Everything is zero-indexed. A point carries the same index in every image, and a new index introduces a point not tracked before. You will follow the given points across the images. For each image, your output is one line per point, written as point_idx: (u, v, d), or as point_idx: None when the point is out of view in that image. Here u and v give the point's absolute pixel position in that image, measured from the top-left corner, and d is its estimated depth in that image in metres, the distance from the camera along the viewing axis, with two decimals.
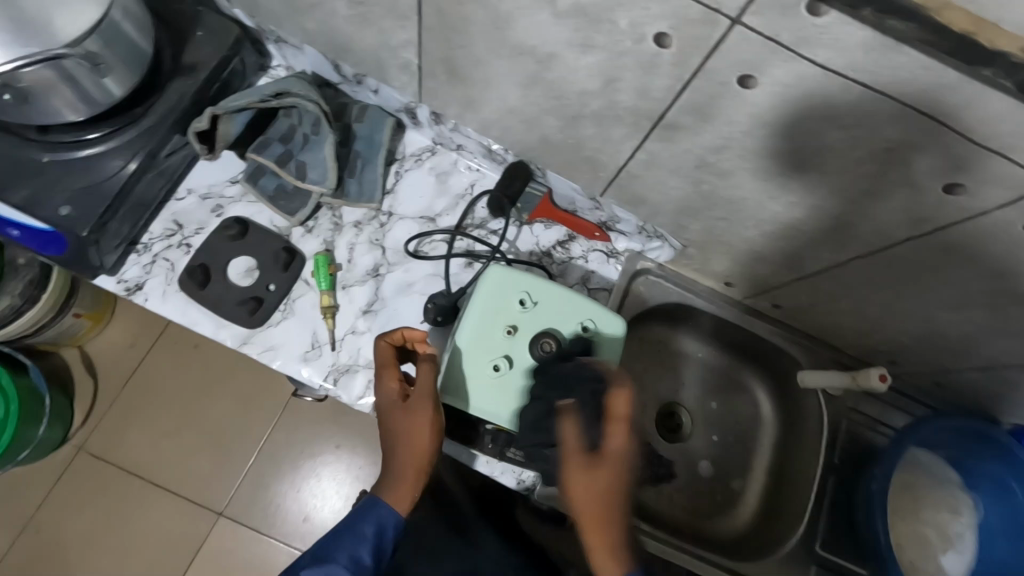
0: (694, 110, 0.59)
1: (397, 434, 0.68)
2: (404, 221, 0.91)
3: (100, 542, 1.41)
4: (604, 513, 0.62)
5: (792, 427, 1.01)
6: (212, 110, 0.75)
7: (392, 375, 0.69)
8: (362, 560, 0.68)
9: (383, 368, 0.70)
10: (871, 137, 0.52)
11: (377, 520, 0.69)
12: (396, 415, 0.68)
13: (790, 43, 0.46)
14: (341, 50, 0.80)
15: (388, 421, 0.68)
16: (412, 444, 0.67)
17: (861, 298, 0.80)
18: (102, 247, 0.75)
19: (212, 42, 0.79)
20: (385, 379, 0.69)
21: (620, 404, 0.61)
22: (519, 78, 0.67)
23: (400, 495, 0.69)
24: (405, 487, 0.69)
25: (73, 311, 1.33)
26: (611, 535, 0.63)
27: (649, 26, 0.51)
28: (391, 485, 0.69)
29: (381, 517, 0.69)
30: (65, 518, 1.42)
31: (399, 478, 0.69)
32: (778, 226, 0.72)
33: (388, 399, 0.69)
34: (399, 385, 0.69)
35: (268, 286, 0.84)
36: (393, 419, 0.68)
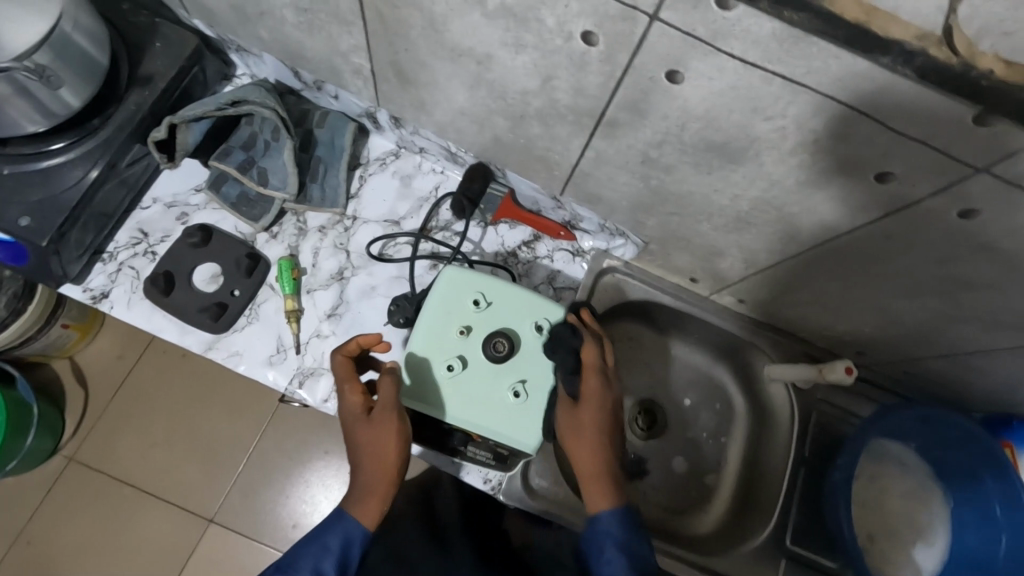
0: (630, 106, 0.60)
1: (362, 445, 0.67)
2: (368, 224, 0.91)
3: (91, 551, 1.42)
4: (595, 456, 0.69)
5: (763, 421, 1.01)
6: (169, 121, 0.77)
7: (353, 387, 0.69)
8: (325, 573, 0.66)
9: (343, 382, 0.70)
10: (798, 127, 0.53)
11: (344, 534, 0.66)
12: (360, 425, 0.67)
13: (706, 37, 0.47)
14: (297, 56, 0.82)
15: (354, 434, 0.68)
16: (376, 453, 0.66)
17: (818, 289, 0.80)
18: (63, 257, 0.77)
19: (171, 52, 0.81)
20: (347, 393, 0.69)
21: (592, 351, 0.72)
22: (464, 80, 0.69)
23: (367, 509, 0.67)
24: (372, 500, 0.67)
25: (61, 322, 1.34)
26: (601, 474, 0.69)
27: (574, 25, 0.52)
28: (358, 500, 0.67)
29: (346, 530, 0.67)
30: (56, 527, 1.43)
31: (366, 491, 0.67)
32: (729, 220, 0.73)
33: (351, 411, 0.68)
34: (362, 397, 0.69)
35: (232, 291, 0.85)
36: (359, 431, 0.67)
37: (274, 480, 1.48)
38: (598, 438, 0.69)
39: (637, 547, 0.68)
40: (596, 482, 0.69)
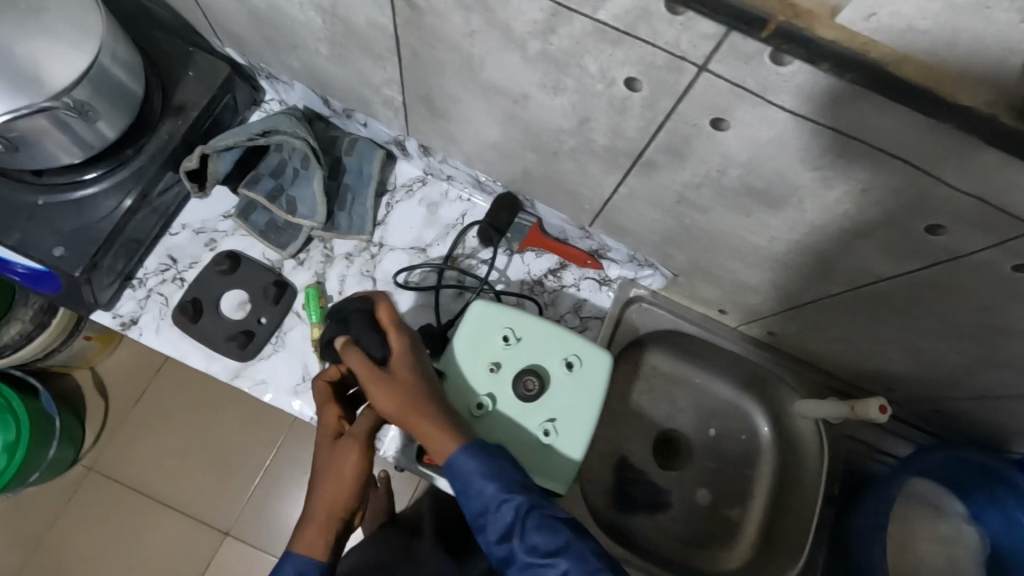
0: (669, 149, 0.59)
1: (321, 473, 0.65)
2: (394, 252, 0.91)
3: (108, 562, 1.43)
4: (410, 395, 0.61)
5: (790, 455, 0.99)
6: (201, 150, 0.77)
7: (329, 409, 0.70)
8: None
9: (321, 406, 0.71)
10: (847, 177, 0.51)
11: (294, 567, 0.63)
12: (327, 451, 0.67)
13: (756, 89, 0.46)
14: (327, 85, 0.81)
15: (317, 459, 0.67)
16: (332, 481, 0.65)
17: (853, 328, 0.78)
18: (95, 286, 0.77)
19: (203, 81, 0.81)
20: (325, 418, 0.70)
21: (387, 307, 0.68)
22: (497, 116, 0.68)
23: (310, 542, 0.64)
24: (315, 533, 0.64)
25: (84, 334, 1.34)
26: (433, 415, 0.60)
27: (618, 71, 0.51)
28: (303, 532, 0.64)
29: (294, 563, 0.63)
30: (75, 538, 1.44)
31: (314, 522, 0.64)
32: (762, 259, 0.71)
33: (323, 436, 0.68)
34: (336, 420, 0.69)
35: (259, 319, 0.85)
36: (322, 458, 0.66)
37: (288, 494, 1.48)
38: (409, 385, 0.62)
39: (507, 471, 0.59)
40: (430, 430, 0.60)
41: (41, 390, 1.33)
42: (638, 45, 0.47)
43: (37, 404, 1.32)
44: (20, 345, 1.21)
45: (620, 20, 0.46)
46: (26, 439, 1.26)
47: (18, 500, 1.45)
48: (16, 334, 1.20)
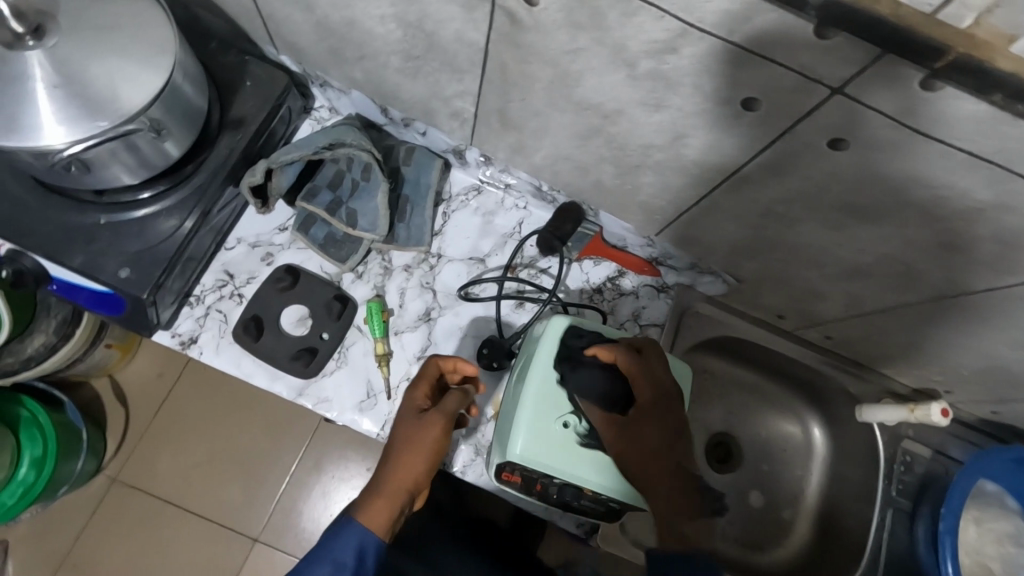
0: (770, 166, 0.58)
1: (406, 445, 0.65)
2: (453, 263, 0.90)
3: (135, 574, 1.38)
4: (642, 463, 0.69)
5: (843, 456, 1.00)
6: (266, 165, 0.76)
7: (418, 388, 0.70)
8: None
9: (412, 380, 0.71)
10: (964, 198, 0.50)
11: (357, 542, 0.62)
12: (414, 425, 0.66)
13: (890, 113, 0.45)
14: (389, 95, 0.79)
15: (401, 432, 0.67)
16: (419, 456, 0.65)
17: (924, 336, 0.78)
18: (159, 305, 0.74)
19: (261, 92, 0.78)
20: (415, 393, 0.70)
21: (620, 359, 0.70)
22: (580, 130, 0.67)
23: (378, 511, 0.63)
24: (386, 506, 0.63)
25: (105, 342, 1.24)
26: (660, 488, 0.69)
27: (736, 91, 0.50)
28: (373, 500, 0.64)
29: (360, 540, 0.62)
30: (101, 550, 1.39)
31: (385, 491, 0.64)
32: (843, 271, 0.71)
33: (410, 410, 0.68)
34: (422, 399, 0.70)
35: (322, 335, 0.84)
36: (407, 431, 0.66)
37: (315, 498, 1.45)
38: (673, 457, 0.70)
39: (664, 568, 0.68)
40: (670, 500, 0.69)
41: (65, 401, 1.27)
42: (769, 68, 0.46)
43: (62, 416, 1.26)
44: (44, 358, 1.10)
45: (755, 43, 0.44)
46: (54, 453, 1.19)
47: (39, 517, 1.39)
48: (39, 346, 1.10)
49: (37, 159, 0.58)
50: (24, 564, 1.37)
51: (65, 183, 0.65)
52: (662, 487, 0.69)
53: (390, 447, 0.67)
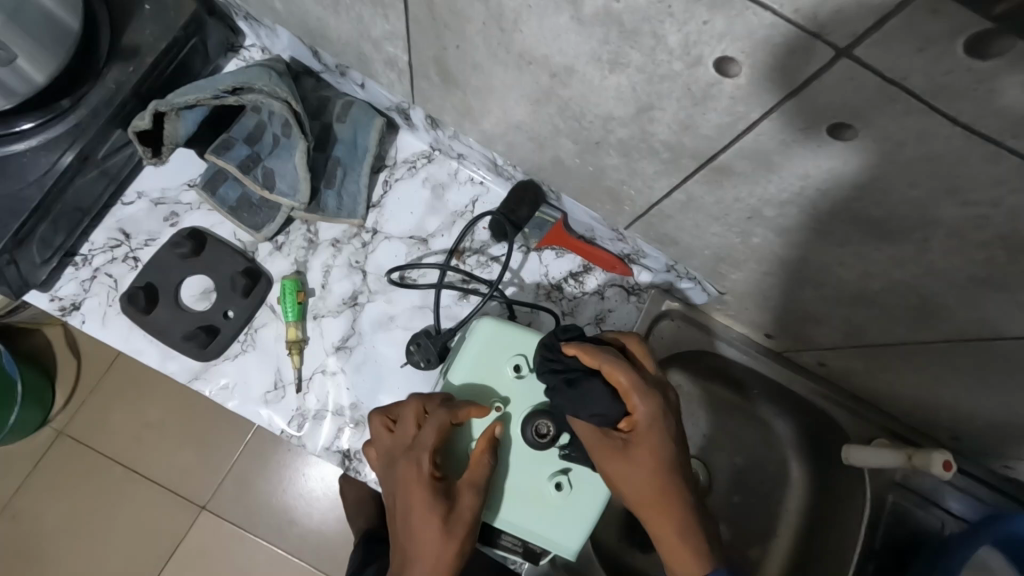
0: (755, 155, 0.44)
1: (434, 549, 0.53)
2: (391, 241, 0.77)
3: (76, 537, 1.27)
4: (647, 496, 0.54)
5: (826, 496, 0.88)
6: (154, 107, 0.62)
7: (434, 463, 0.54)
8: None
9: (423, 451, 0.54)
10: (1009, 219, 0.37)
11: None
12: (442, 520, 0.53)
13: (920, 90, 0.31)
14: (317, 35, 0.66)
15: (424, 530, 0.53)
16: (452, 554, 0.53)
17: (934, 378, 0.65)
18: (23, 264, 0.63)
19: (162, 19, 0.65)
20: (422, 473, 0.54)
21: (621, 368, 0.53)
22: (529, 92, 0.53)
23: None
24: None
25: None
26: (666, 523, 0.54)
27: (709, 48, 0.37)
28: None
29: None
30: (40, 506, 1.28)
31: None
32: (842, 294, 0.57)
33: (431, 498, 0.53)
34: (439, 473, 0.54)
35: (225, 313, 0.72)
36: (433, 530, 0.53)
37: (271, 470, 1.30)
38: (662, 485, 0.54)
39: None
40: (684, 533, 0.54)
41: (3, 351, 1.13)
42: (754, 14, 0.32)
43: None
44: None
45: None
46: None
47: None
48: None
49: None
50: None
51: None
52: (682, 519, 0.54)
53: (410, 548, 0.54)
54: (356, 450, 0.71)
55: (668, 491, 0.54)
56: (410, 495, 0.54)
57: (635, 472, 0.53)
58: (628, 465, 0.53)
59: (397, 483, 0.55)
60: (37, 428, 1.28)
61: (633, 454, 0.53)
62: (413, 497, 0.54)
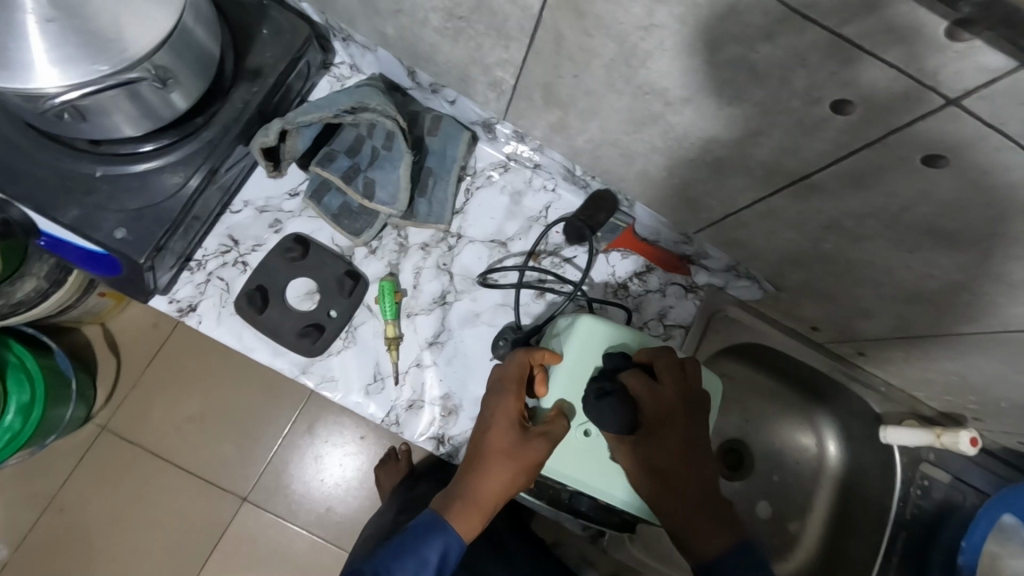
0: (847, 177, 0.52)
1: (494, 459, 0.60)
2: (474, 244, 0.84)
3: (123, 528, 1.26)
4: (663, 480, 0.62)
5: (858, 474, 0.97)
6: (281, 125, 0.70)
7: (519, 394, 0.64)
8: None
9: (511, 383, 0.64)
10: None
11: (443, 544, 0.59)
12: (509, 441, 0.61)
13: (1015, 132, 0.39)
14: (419, 57, 0.72)
15: (492, 442, 0.62)
16: (507, 473, 0.60)
17: (972, 365, 0.73)
18: (158, 270, 0.70)
19: (279, 43, 0.71)
20: (508, 397, 0.63)
21: (638, 381, 0.63)
22: (634, 115, 0.60)
23: (467, 525, 0.60)
24: (474, 516, 0.60)
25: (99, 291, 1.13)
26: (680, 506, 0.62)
27: (830, 91, 0.44)
28: (457, 512, 0.60)
29: (445, 543, 0.59)
30: (87, 501, 1.26)
31: (475, 502, 0.60)
32: (899, 292, 0.66)
33: (507, 420, 0.62)
34: (519, 406, 0.64)
35: (329, 312, 0.78)
36: (500, 443, 0.61)
37: (304, 459, 1.30)
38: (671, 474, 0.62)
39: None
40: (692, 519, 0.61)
41: (55, 347, 1.15)
42: (880, 70, 0.40)
43: (49, 362, 1.14)
44: (34, 305, 1.01)
45: (871, 39, 0.38)
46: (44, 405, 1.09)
47: (25, 461, 1.26)
48: (29, 292, 1.01)
49: (26, 102, 0.52)
50: (9, 503, 1.25)
51: (57, 129, 0.58)
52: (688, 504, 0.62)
53: (475, 457, 0.62)
54: (450, 435, 0.78)
55: (693, 479, 0.62)
56: (493, 412, 0.64)
57: (648, 459, 0.62)
58: (658, 448, 0.62)
59: (484, 406, 0.65)
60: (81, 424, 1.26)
61: (666, 440, 0.62)
62: (495, 415, 0.63)
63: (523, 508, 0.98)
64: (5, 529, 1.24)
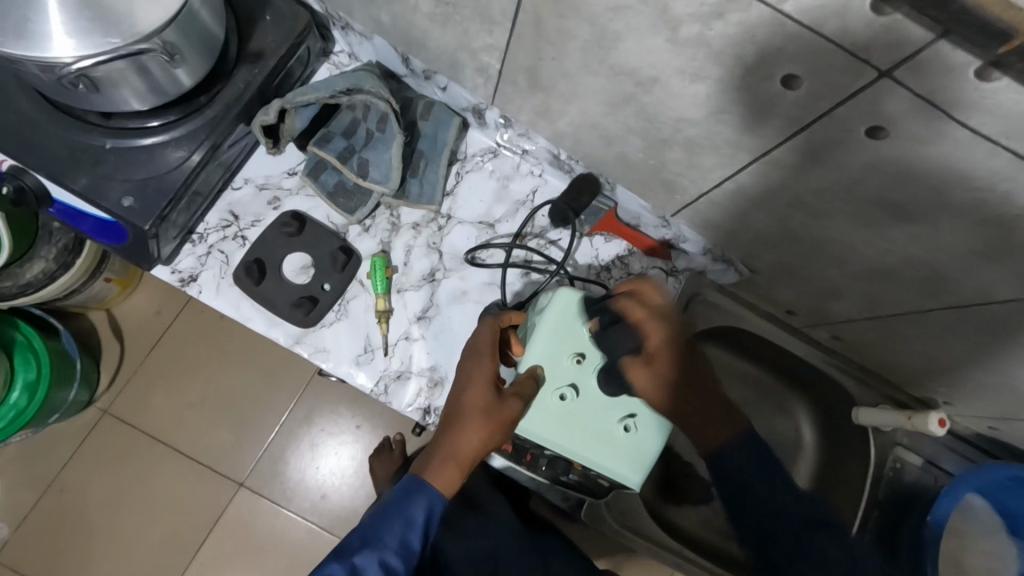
0: (804, 152, 0.56)
1: (471, 419, 0.66)
2: (462, 225, 0.88)
3: (123, 508, 1.29)
4: (678, 394, 0.67)
5: (833, 457, 1.00)
6: (280, 104, 0.74)
7: (493, 360, 0.69)
8: (410, 547, 0.65)
9: (484, 351, 0.70)
10: (1004, 202, 0.49)
11: (426, 501, 0.66)
12: (485, 402, 0.67)
13: (942, 103, 0.43)
14: (413, 44, 0.76)
15: (469, 403, 0.67)
16: (483, 432, 0.66)
17: (936, 345, 0.76)
18: (161, 239, 0.74)
19: (281, 28, 0.76)
20: (483, 362, 0.69)
21: (636, 306, 0.67)
22: (610, 97, 0.65)
23: (449, 481, 0.67)
24: (455, 472, 0.67)
25: (104, 275, 1.17)
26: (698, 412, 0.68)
27: (779, 67, 0.48)
28: (439, 469, 0.67)
29: (429, 501, 0.66)
30: (89, 480, 1.29)
31: (453, 462, 0.66)
32: (862, 269, 0.69)
33: (483, 382, 0.68)
34: (492, 372, 0.69)
35: (322, 285, 0.83)
36: (476, 404, 0.67)
37: (301, 444, 1.34)
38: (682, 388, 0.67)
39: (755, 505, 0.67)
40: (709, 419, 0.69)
41: (62, 330, 1.19)
42: (820, 44, 0.44)
43: (57, 344, 1.18)
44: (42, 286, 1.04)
45: (809, 15, 0.42)
46: (48, 383, 1.12)
47: (28, 440, 1.29)
48: (38, 274, 1.04)
49: (44, 70, 0.56)
50: (11, 484, 1.28)
51: (71, 100, 0.63)
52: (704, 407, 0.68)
53: (454, 418, 0.68)
54: (436, 405, 0.82)
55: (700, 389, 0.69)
56: (468, 378, 0.69)
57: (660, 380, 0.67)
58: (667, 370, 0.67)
59: (460, 372, 0.71)
60: (82, 408, 1.30)
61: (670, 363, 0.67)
62: (472, 378, 0.69)
63: (508, 484, 1.02)
64: (6, 508, 1.27)
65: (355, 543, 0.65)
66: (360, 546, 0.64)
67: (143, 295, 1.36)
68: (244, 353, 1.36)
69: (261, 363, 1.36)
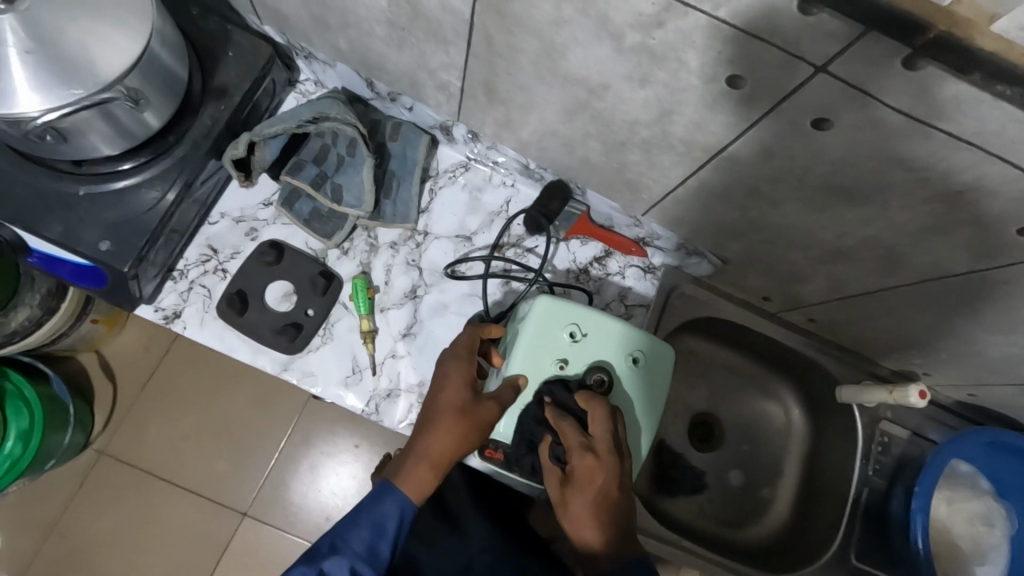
0: (756, 145, 0.58)
1: (446, 419, 0.67)
2: (440, 240, 0.89)
3: (125, 550, 1.28)
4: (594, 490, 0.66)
5: (823, 436, 1.02)
6: (249, 138, 0.76)
7: (469, 361, 0.72)
8: (379, 553, 0.64)
9: (463, 354, 0.73)
10: (945, 179, 0.51)
11: (397, 506, 0.65)
12: (461, 402, 0.69)
13: (874, 91, 0.45)
14: (374, 68, 0.78)
15: (447, 403, 0.69)
16: (458, 432, 0.67)
17: (905, 319, 0.79)
18: (141, 279, 0.74)
19: (243, 62, 0.77)
20: (461, 362, 0.72)
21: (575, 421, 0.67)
22: (566, 105, 0.66)
23: (419, 483, 0.67)
24: (427, 475, 0.67)
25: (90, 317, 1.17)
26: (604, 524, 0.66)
27: (722, 69, 0.50)
28: (411, 471, 0.67)
29: (397, 506, 0.66)
30: (90, 524, 1.29)
31: (424, 464, 0.67)
32: (825, 252, 0.71)
33: (460, 381, 0.70)
34: (469, 374, 0.71)
35: (306, 311, 0.84)
36: (453, 403, 0.68)
37: (302, 470, 1.34)
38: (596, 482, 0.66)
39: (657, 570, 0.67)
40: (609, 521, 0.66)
41: (52, 374, 1.19)
42: (753, 43, 0.46)
43: (48, 389, 1.17)
44: (28, 333, 1.05)
45: (740, 19, 0.44)
46: (42, 429, 1.12)
47: (24, 488, 1.29)
48: (23, 321, 1.05)
49: (11, 125, 0.57)
50: (10, 535, 1.27)
51: (40, 151, 0.64)
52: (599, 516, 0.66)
53: (430, 419, 0.69)
54: None
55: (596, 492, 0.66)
56: (445, 380, 0.71)
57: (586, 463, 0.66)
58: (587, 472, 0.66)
59: (438, 373, 0.73)
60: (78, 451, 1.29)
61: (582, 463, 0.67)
62: (448, 380, 0.71)
63: None
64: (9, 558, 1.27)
65: (324, 546, 0.64)
66: (328, 552, 0.63)
67: (131, 334, 1.36)
68: (235, 382, 1.36)
69: (251, 391, 1.36)
